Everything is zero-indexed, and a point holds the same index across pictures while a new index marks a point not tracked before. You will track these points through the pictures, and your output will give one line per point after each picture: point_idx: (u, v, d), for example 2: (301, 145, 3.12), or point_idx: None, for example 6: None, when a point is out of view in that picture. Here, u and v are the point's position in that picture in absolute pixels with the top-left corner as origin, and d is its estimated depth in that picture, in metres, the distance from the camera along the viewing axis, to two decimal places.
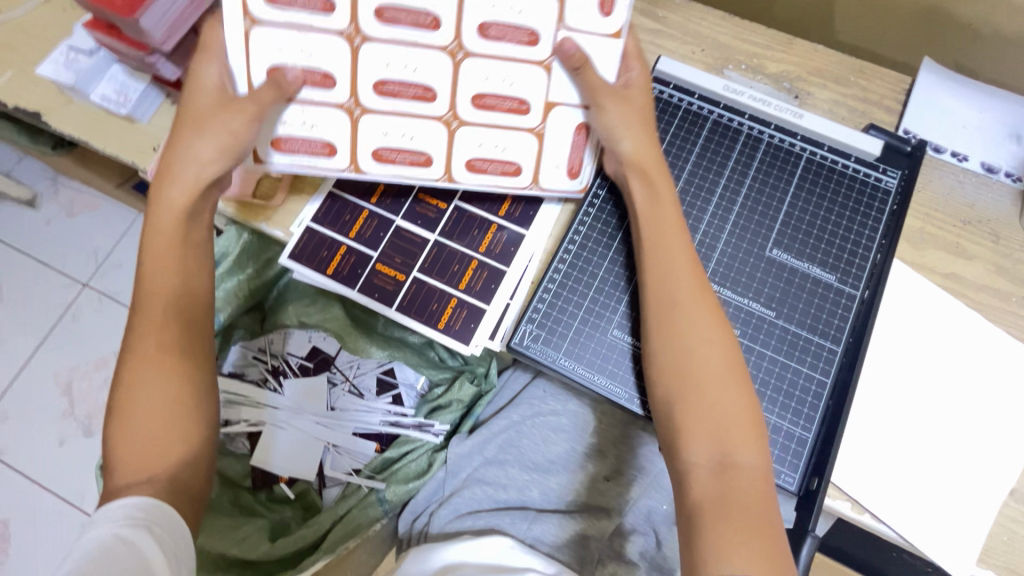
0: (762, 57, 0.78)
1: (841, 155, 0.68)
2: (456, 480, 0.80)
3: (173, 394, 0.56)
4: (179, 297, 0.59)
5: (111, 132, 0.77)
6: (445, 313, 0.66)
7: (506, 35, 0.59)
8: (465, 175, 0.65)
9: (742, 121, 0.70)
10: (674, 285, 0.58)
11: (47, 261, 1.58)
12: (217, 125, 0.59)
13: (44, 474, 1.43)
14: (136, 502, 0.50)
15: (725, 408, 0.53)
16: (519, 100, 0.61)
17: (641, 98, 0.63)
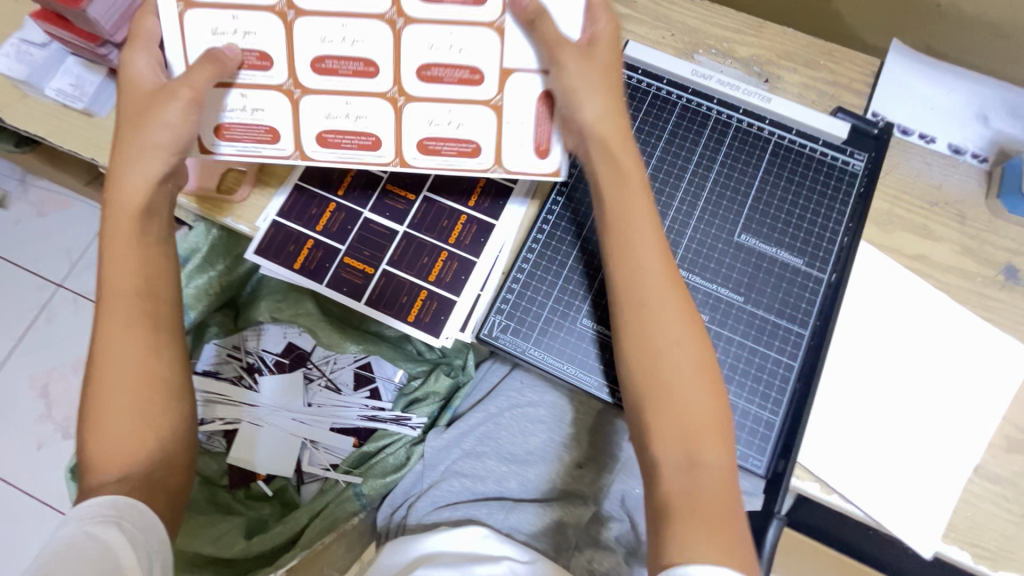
0: (732, 41, 0.77)
1: (810, 138, 0.68)
2: (434, 473, 0.78)
3: (143, 396, 0.53)
4: (147, 294, 0.55)
5: (68, 127, 0.75)
6: (415, 306, 0.66)
7: (454, 2, 0.56)
8: (417, 156, 0.62)
9: (711, 106, 0.69)
10: (646, 278, 0.54)
11: (19, 262, 1.54)
12: (155, 116, 0.55)
13: (23, 478, 1.40)
14: (106, 499, 0.48)
15: (695, 409, 0.52)
16: (471, 69, 0.58)
17: (610, 62, 0.56)
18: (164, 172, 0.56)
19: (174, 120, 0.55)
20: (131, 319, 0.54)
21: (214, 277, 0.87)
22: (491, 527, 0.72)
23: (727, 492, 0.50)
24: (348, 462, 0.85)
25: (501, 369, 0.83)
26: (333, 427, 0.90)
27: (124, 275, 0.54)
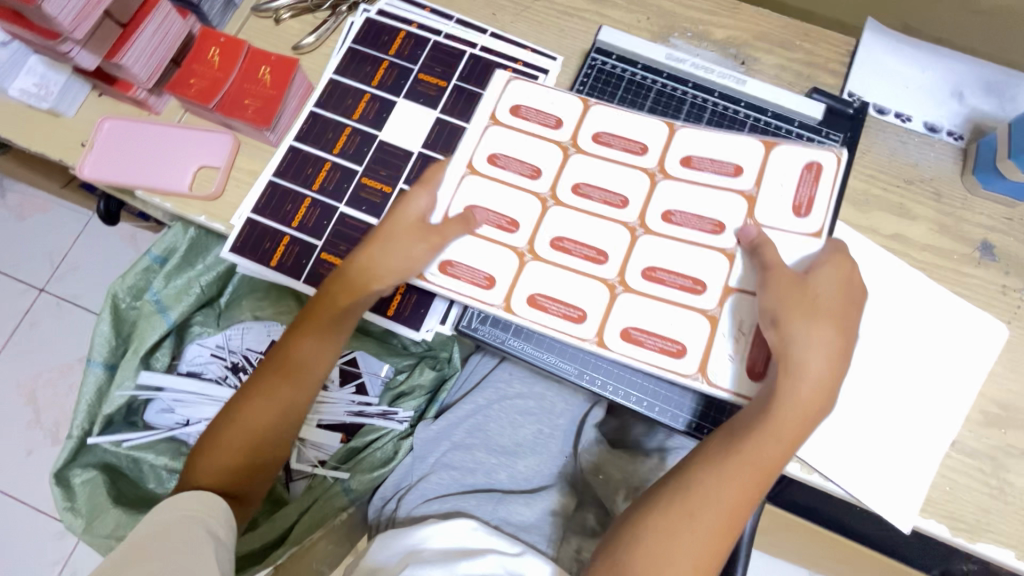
0: (708, 24, 0.77)
1: (784, 121, 0.68)
2: (423, 466, 0.79)
3: (257, 452, 0.59)
4: (307, 381, 0.61)
5: (35, 128, 0.74)
6: (394, 300, 0.65)
7: (711, 165, 0.63)
8: (640, 284, 0.61)
9: (686, 90, 0.68)
10: (766, 447, 0.51)
11: (1, 268, 1.52)
12: (398, 250, 0.59)
13: (15, 485, 1.39)
14: (200, 496, 0.54)
15: (679, 552, 0.50)
16: (621, 197, 0.63)
17: (842, 301, 0.54)
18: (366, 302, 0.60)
19: (425, 257, 0.60)
20: (289, 391, 0.60)
21: (194, 276, 0.86)
22: (480, 519, 0.71)
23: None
24: (336, 458, 0.85)
25: (490, 362, 0.84)
26: (321, 423, 0.89)
27: (306, 350, 0.60)
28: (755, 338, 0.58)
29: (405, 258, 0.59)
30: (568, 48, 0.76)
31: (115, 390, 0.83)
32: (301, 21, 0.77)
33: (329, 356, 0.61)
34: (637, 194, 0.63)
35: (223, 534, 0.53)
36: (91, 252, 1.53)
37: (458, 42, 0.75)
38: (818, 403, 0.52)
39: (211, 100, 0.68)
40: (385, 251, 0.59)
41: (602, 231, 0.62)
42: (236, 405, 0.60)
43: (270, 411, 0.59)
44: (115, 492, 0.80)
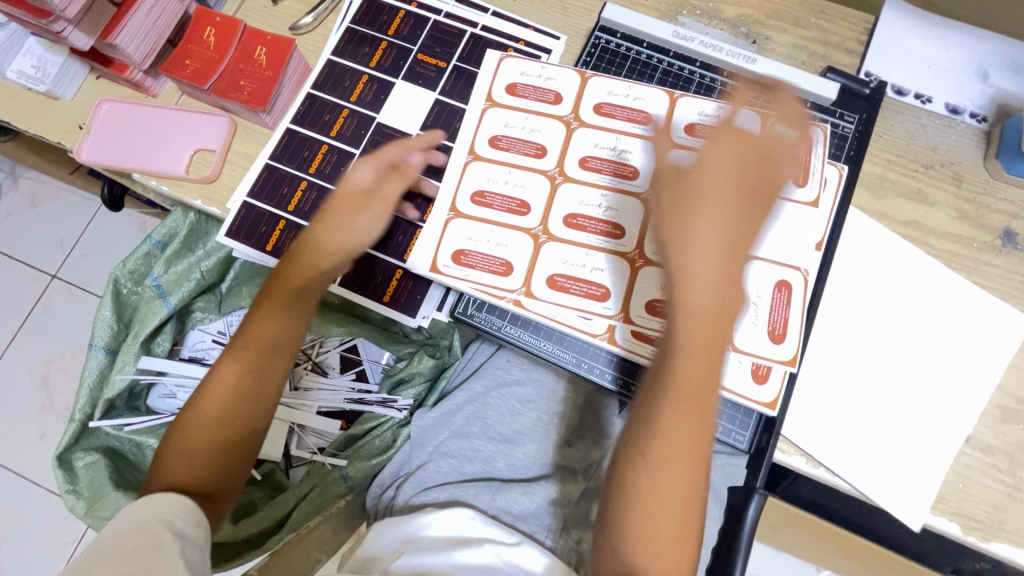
0: (718, 2, 0.74)
1: (797, 100, 0.64)
2: (421, 453, 0.78)
3: (235, 437, 0.54)
4: (278, 354, 0.56)
5: (33, 111, 0.73)
6: (390, 286, 0.64)
7: (716, 133, 0.60)
8: (661, 256, 0.56)
9: (692, 69, 0.65)
10: (695, 368, 0.46)
11: (13, 254, 1.54)
12: (347, 220, 0.57)
13: (28, 467, 1.42)
14: (165, 497, 0.50)
15: (654, 521, 0.45)
16: (631, 167, 0.59)
17: (726, 182, 0.49)
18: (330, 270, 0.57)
19: (370, 230, 0.57)
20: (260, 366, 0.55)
21: (194, 262, 0.86)
22: (477, 509, 0.70)
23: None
24: (335, 445, 0.85)
25: (489, 351, 0.82)
26: (320, 410, 0.90)
27: (270, 325, 0.56)
28: (779, 306, 0.55)
29: (359, 232, 0.57)
30: (572, 27, 0.74)
31: (116, 374, 0.82)
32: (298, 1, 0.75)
33: (298, 324, 0.57)
34: (648, 165, 0.59)
35: (191, 534, 0.48)
36: (101, 239, 1.54)
37: (458, 21, 0.73)
38: (727, 261, 0.47)
39: (206, 81, 0.67)
40: (338, 225, 0.57)
41: (617, 207, 0.58)
42: (201, 391, 0.55)
43: (240, 392, 0.55)
44: (117, 476, 0.80)
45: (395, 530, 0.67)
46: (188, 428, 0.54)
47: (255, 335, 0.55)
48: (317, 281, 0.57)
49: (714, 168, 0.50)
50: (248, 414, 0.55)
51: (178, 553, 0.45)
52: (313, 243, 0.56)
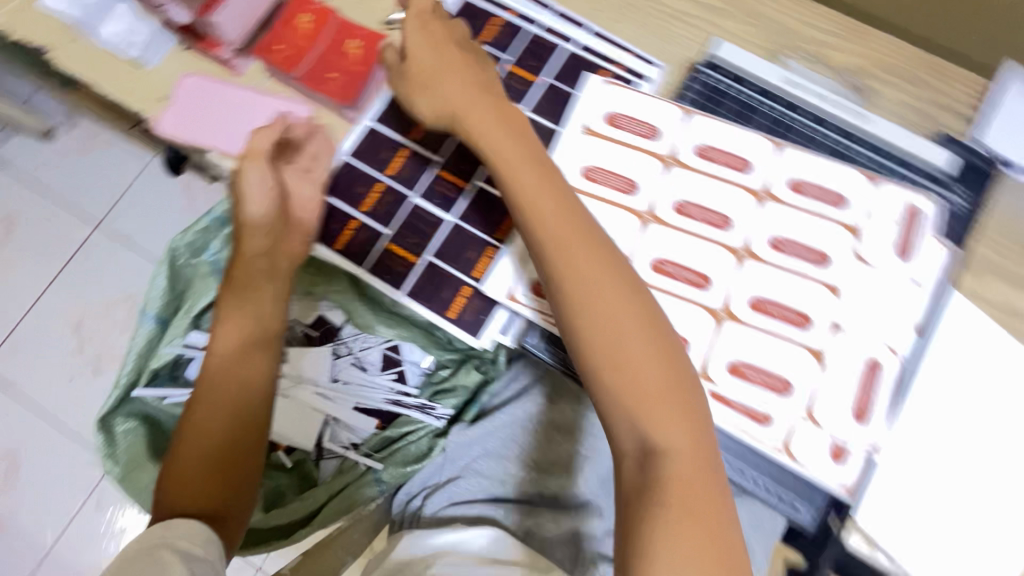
0: (827, 46, 0.70)
1: (905, 166, 0.60)
2: (453, 468, 0.77)
3: (223, 448, 0.60)
4: (254, 357, 0.64)
5: (109, 72, 0.71)
6: (456, 302, 0.63)
7: (818, 195, 0.57)
8: (749, 316, 0.54)
9: (799, 119, 0.62)
10: (577, 248, 0.52)
11: (60, 197, 1.55)
12: (253, 189, 0.63)
13: (52, 407, 1.45)
14: (171, 523, 0.54)
15: (646, 379, 0.49)
16: (725, 217, 0.57)
17: (483, 113, 0.59)
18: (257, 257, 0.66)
19: (257, 187, 0.63)
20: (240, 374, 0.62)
21: None
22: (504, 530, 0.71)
23: (703, 463, 0.47)
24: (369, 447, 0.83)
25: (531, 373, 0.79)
26: (357, 406, 0.88)
27: (236, 318, 0.65)
28: (865, 383, 0.53)
29: (299, 199, 0.65)
30: (671, 54, 0.71)
31: (164, 346, 0.82)
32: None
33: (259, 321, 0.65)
34: (742, 216, 0.57)
35: (199, 551, 0.52)
36: (149, 194, 1.56)
37: (555, 36, 0.71)
38: (529, 157, 0.57)
39: (295, 70, 0.67)
40: (255, 194, 0.63)
41: (704, 256, 0.56)
42: (189, 420, 0.61)
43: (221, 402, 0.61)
44: (153, 447, 0.80)
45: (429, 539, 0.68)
46: (183, 451, 0.59)
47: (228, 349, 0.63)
48: (259, 266, 0.66)
49: (438, 72, 0.61)
50: (233, 424, 0.61)
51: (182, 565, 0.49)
52: (245, 225, 0.65)
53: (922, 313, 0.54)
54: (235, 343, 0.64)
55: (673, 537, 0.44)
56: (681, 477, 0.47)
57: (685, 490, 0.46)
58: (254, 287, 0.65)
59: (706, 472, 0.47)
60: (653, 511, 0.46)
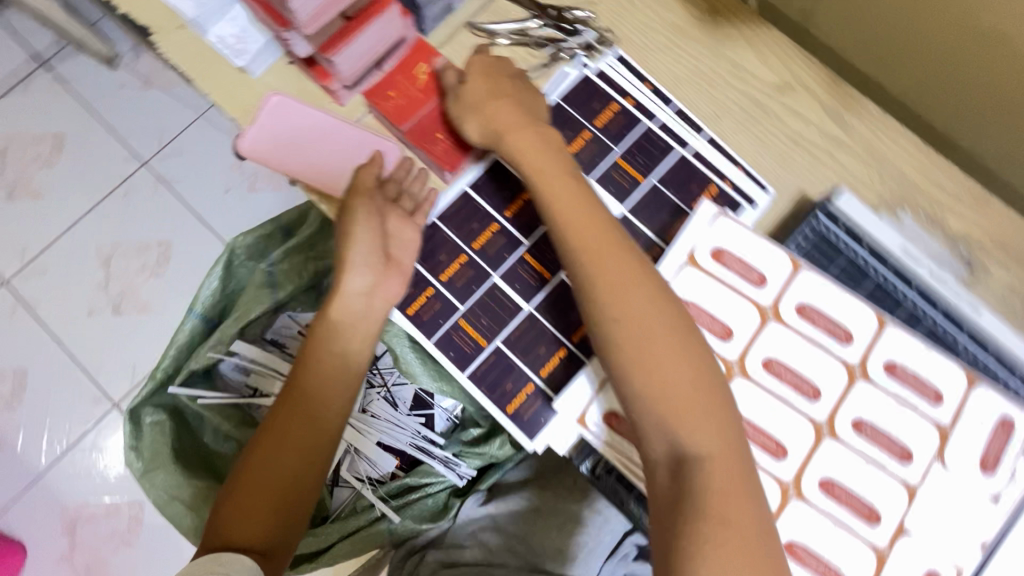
0: (946, 210, 0.67)
1: (1005, 368, 0.58)
2: (459, 530, 0.79)
3: (284, 485, 0.59)
4: (331, 394, 0.62)
5: (215, 75, 0.70)
6: (517, 398, 0.61)
7: (911, 383, 0.55)
8: (816, 497, 0.53)
9: (907, 293, 0.60)
10: (607, 260, 0.56)
11: (97, 114, 1.35)
12: (361, 230, 0.63)
13: (5, 346, 1.27)
14: (221, 558, 0.54)
15: (675, 385, 0.52)
16: (814, 387, 0.55)
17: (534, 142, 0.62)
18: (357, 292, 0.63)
19: (365, 223, 0.62)
20: (313, 410, 0.61)
21: (310, 258, 0.84)
22: None
23: (734, 471, 0.50)
24: (387, 491, 0.84)
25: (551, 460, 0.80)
26: (380, 441, 0.88)
27: (326, 354, 0.62)
28: None
29: (399, 238, 0.63)
30: (783, 181, 0.68)
31: (206, 349, 0.83)
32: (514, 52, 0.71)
33: (343, 358, 0.63)
34: (832, 390, 0.55)
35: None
36: (158, 130, 1.34)
37: (669, 135, 0.68)
38: (564, 174, 0.60)
39: (405, 122, 0.66)
40: (362, 240, 0.63)
41: (784, 423, 0.54)
42: (256, 449, 0.60)
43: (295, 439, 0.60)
44: (176, 444, 0.80)
45: None
46: (246, 481, 0.58)
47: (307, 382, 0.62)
48: (355, 305, 0.63)
49: (481, 100, 0.63)
50: (299, 461, 0.59)
51: None
52: (348, 262, 0.63)
53: (994, 532, 0.52)
54: (316, 378, 0.62)
55: (709, 546, 0.47)
56: (712, 479, 0.49)
57: (721, 498, 0.49)
58: (347, 325, 0.63)
59: (738, 478, 0.50)
60: (688, 521, 0.48)
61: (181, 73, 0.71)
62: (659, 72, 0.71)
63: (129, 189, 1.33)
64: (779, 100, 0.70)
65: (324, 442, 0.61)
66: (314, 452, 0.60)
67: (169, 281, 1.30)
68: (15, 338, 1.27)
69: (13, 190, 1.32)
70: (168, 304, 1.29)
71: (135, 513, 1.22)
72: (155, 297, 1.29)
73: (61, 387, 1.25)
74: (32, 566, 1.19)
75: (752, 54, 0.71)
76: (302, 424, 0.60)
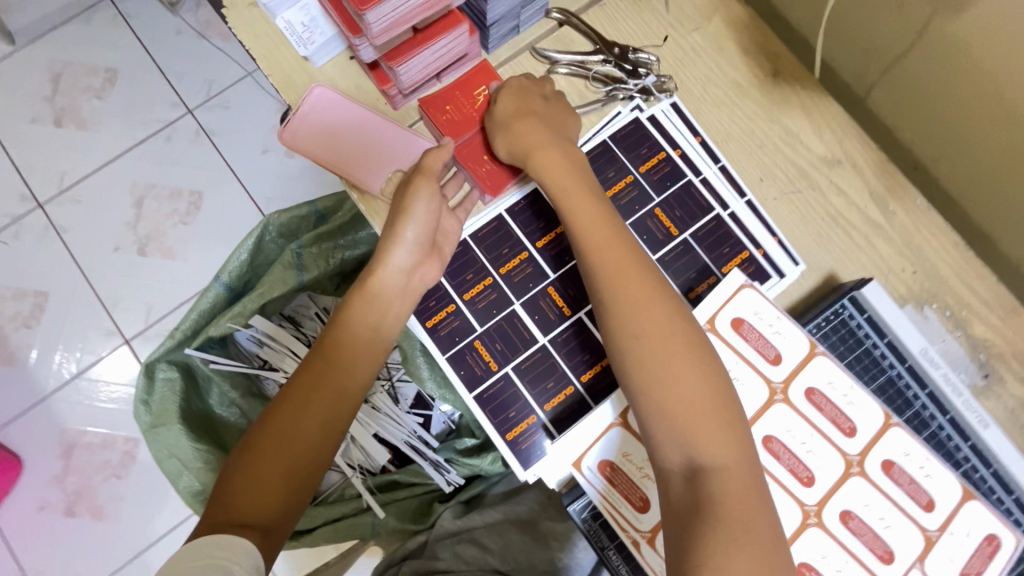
0: (973, 312, 0.67)
1: (1003, 486, 0.59)
2: (438, 536, 0.81)
3: (297, 461, 0.54)
4: (353, 372, 0.58)
5: (277, 58, 0.70)
6: (517, 427, 0.63)
7: (907, 486, 0.57)
8: None
9: (919, 394, 0.60)
10: (628, 271, 0.56)
11: (154, 57, 1.37)
12: (417, 208, 0.60)
13: (28, 269, 1.30)
14: (222, 541, 0.49)
15: (695, 395, 0.51)
16: (809, 471, 0.57)
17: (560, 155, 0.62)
18: (401, 268, 0.60)
19: (423, 201, 0.60)
20: (336, 383, 0.57)
21: (340, 246, 0.87)
22: None
23: (751, 485, 0.50)
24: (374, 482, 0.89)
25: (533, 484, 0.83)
26: (376, 434, 0.93)
27: (357, 327, 0.60)
28: None
29: (446, 232, 0.63)
30: (816, 258, 0.68)
31: (225, 319, 0.84)
32: (570, 83, 0.70)
33: (374, 333, 0.60)
34: (825, 477, 0.57)
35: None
36: (209, 85, 1.36)
37: (711, 194, 0.68)
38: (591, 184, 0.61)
39: (457, 140, 0.66)
40: (418, 217, 0.59)
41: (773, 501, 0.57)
42: (269, 421, 0.56)
43: (311, 413, 0.56)
44: (183, 403, 0.84)
45: None
46: (255, 455, 0.54)
47: (332, 354, 0.59)
48: (395, 283, 0.60)
49: (522, 100, 0.63)
50: (315, 437, 0.56)
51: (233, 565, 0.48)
52: (397, 236, 0.60)
53: None
54: (340, 353, 0.59)
55: (732, 551, 0.46)
56: (730, 487, 0.49)
57: (738, 507, 0.48)
58: (383, 301, 0.60)
59: (755, 490, 0.50)
60: (703, 526, 0.48)
61: (247, 49, 0.71)
62: (713, 126, 0.70)
63: (171, 137, 1.35)
64: (827, 175, 0.70)
65: (342, 417, 0.57)
66: (332, 427, 0.56)
67: (195, 231, 1.32)
68: (43, 259, 1.30)
69: (61, 116, 1.35)
70: (192, 252, 1.31)
71: (130, 449, 1.26)
72: (179, 245, 1.32)
73: (77, 317, 1.29)
74: (26, 481, 1.24)
75: (808, 125, 0.71)
76: (323, 399, 0.57)
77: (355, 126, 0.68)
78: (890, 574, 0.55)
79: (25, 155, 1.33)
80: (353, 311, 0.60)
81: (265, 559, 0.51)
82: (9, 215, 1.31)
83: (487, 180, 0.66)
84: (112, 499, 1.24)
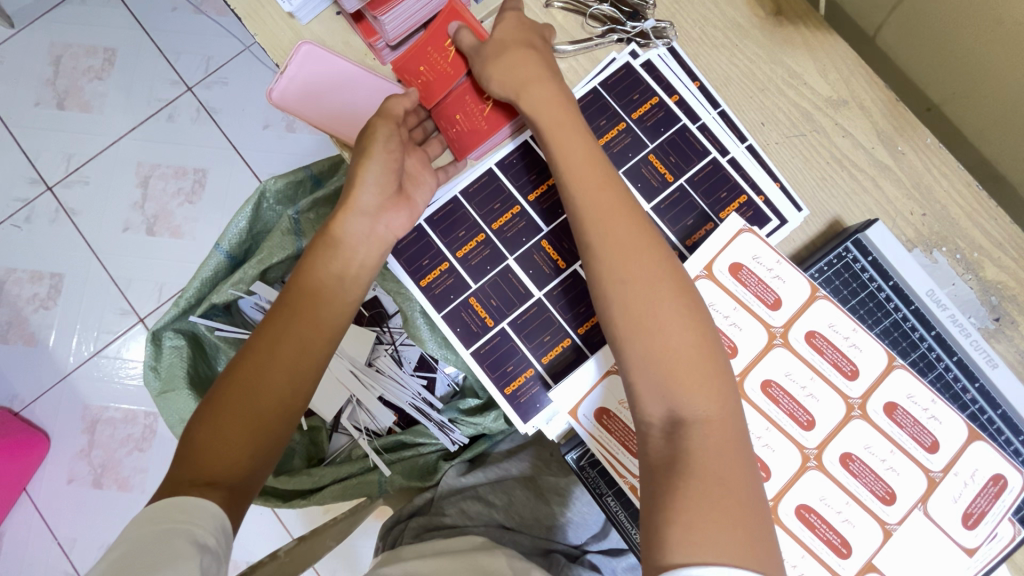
0: (985, 255, 0.65)
1: (1011, 427, 0.58)
2: (443, 493, 0.82)
3: (266, 414, 0.52)
4: (321, 319, 0.56)
5: (260, 15, 0.68)
6: (516, 381, 0.63)
7: (912, 428, 0.56)
8: (793, 522, 0.56)
9: (926, 336, 0.59)
10: (612, 218, 0.54)
11: (151, 36, 1.36)
12: (383, 153, 0.58)
13: (42, 251, 1.32)
14: (184, 503, 0.47)
15: (677, 346, 0.51)
16: (809, 415, 0.57)
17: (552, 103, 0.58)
18: (365, 209, 0.58)
19: (388, 139, 0.58)
20: (302, 334, 0.55)
21: None
22: None
23: (731, 439, 0.49)
24: (381, 443, 0.93)
25: (533, 439, 0.85)
26: (382, 397, 0.98)
27: (320, 277, 0.57)
28: None
29: (414, 177, 0.61)
30: (820, 203, 0.66)
31: (228, 287, 0.86)
32: (566, 20, 0.68)
33: (339, 284, 0.58)
34: (826, 421, 0.57)
35: (212, 545, 0.46)
36: (206, 60, 1.35)
37: (709, 139, 0.66)
38: (581, 128, 0.58)
39: (429, 97, 0.64)
40: (379, 158, 0.58)
41: (774, 446, 0.57)
42: (235, 376, 0.53)
43: (275, 364, 0.53)
44: (191, 370, 0.86)
45: (399, 556, 0.68)
46: (221, 410, 0.52)
47: (297, 306, 0.56)
48: (361, 228, 0.58)
49: (511, 49, 0.59)
50: (281, 391, 0.53)
51: (199, 525, 0.46)
52: (357, 178, 0.58)
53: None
54: (311, 302, 0.56)
55: (704, 506, 0.46)
56: (711, 440, 0.48)
57: (717, 460, 0.48)
58: (349, 248, 0.58)
59: (733, 443, 0.49)
60: (680, 480, 0.47)
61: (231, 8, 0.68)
62: (713, 70, 0.67)
63: (171, 114, 1.34)
64: (832, 116, 0.66)
65: (315, 368, 0.55)
66: (300, 381, 0.54)
67: (202, 209, 1.33)
68: (55, 242, 1.32)
69: (63, 99, 1.35)
70: (199, 230, 1.32)
71: (150, 423, 1.29)
72: (185, 224, 1.32)
73: (93, 297, 1.31)
74: (53, 456, 1.28)
75: (813, 65, 0.67)
76: (288, 350, 0.54)
77: (343, 89, 0.67)
78: (893, 515, 0.56)
79: (30, 140, 1.34)
80: (318, 263, 0.58)
81: (232, 522, 0.49)
82: (21, 199, 1.33)
83: (455, 139, 0.64)
84: (136, 470, 1.28)
